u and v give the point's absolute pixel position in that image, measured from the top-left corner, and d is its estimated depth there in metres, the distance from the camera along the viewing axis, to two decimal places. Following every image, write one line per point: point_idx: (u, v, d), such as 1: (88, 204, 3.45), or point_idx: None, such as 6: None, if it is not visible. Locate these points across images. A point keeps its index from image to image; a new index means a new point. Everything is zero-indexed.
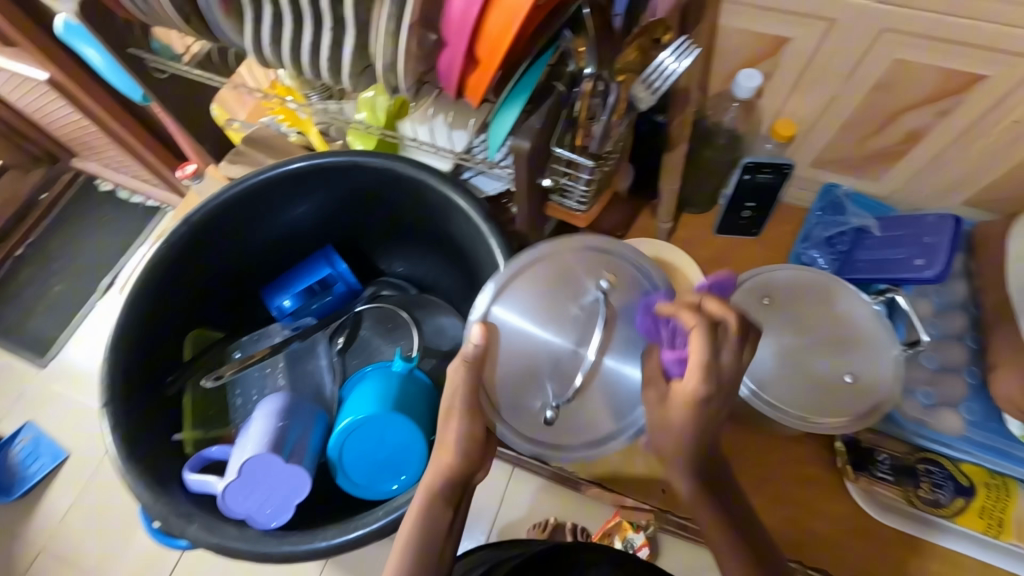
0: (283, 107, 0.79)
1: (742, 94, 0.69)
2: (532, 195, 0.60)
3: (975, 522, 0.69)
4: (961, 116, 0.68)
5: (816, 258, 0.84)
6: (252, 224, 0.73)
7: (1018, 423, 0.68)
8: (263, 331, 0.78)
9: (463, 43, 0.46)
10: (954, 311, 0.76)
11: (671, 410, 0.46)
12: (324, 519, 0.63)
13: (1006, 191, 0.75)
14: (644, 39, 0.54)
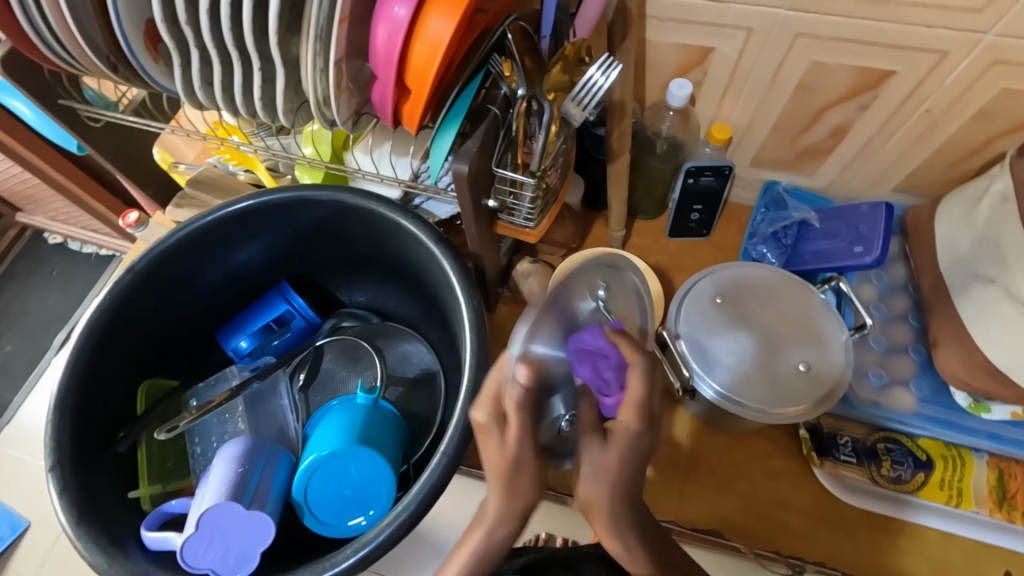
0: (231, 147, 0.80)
1: (676, 102, 0.72)
2: (480, 216, 0.61)
3: (936, 494, 0.71)
4: (879, 109, 0.72)
5: (766, 254, 0.87)
6: (199, 266, 0.71)
7: (964, 394, 0.72)
8: (220, 375, 0.76)
9: (391, 75, 0.47)
10: (897, 294, 0.80)
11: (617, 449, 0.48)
12: (292, 565, 0.61)
13: (931, 176, 0.79)
14: (569, 60, 0.56)
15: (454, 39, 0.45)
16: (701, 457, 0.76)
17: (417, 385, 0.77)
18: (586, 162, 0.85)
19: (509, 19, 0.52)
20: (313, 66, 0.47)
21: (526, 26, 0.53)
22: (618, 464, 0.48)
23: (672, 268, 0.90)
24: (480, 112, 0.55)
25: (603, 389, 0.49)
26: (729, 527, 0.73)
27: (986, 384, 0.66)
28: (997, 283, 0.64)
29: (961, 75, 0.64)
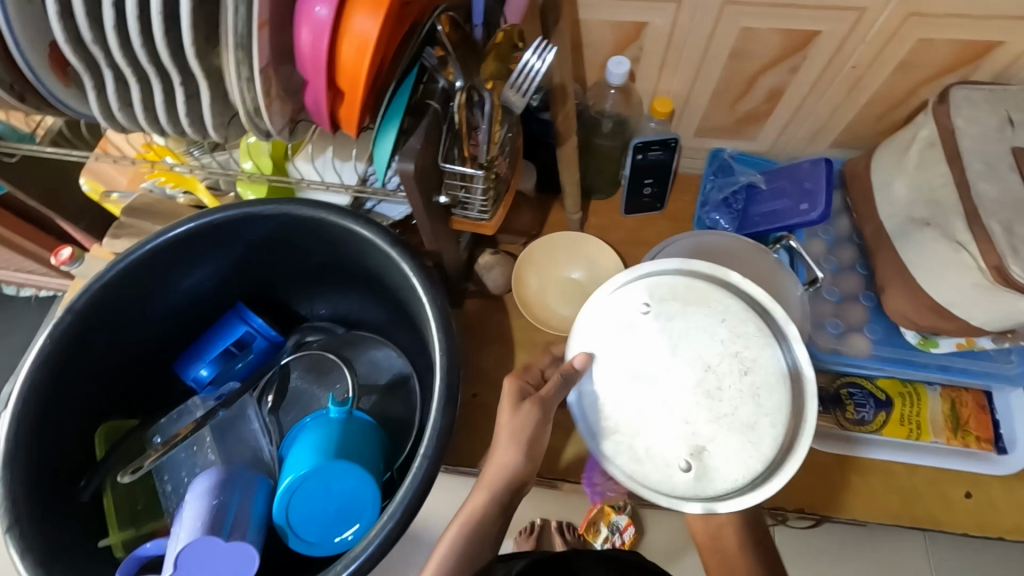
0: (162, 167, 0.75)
1: (616, 80, 0.73)
2: (433, 214, 0.60)
3: (898, 430, 0.76)
4: (809, 69, 0.74)
5: (719, 221, 0.89)
6: (145, 297, 0.68)
7: (913, 332, 0.76)
8: (181, 407, 0.70)
9: (321, 77, 0.45)
10: (844, 245, 0.84)
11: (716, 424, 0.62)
12: None
13: (863, 128, 0.82)
14: (503, 47, 0.54)
15: (382, 36, 0.44)
16: None
17: (392, 391, 0.76)
18: (535, 149, 0.86)
19: (437, 10, 0.50)
20: (237, 77, 0.45)
21: (456, 16, 0.52)
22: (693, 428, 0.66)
23: (631, 244, 0.92)
24: (419, 108, 0.54)
25: None
26: None
27: (932, 319, 0.70)
28: (933, 225, 0.67)
29: (880, 30, 0.66)
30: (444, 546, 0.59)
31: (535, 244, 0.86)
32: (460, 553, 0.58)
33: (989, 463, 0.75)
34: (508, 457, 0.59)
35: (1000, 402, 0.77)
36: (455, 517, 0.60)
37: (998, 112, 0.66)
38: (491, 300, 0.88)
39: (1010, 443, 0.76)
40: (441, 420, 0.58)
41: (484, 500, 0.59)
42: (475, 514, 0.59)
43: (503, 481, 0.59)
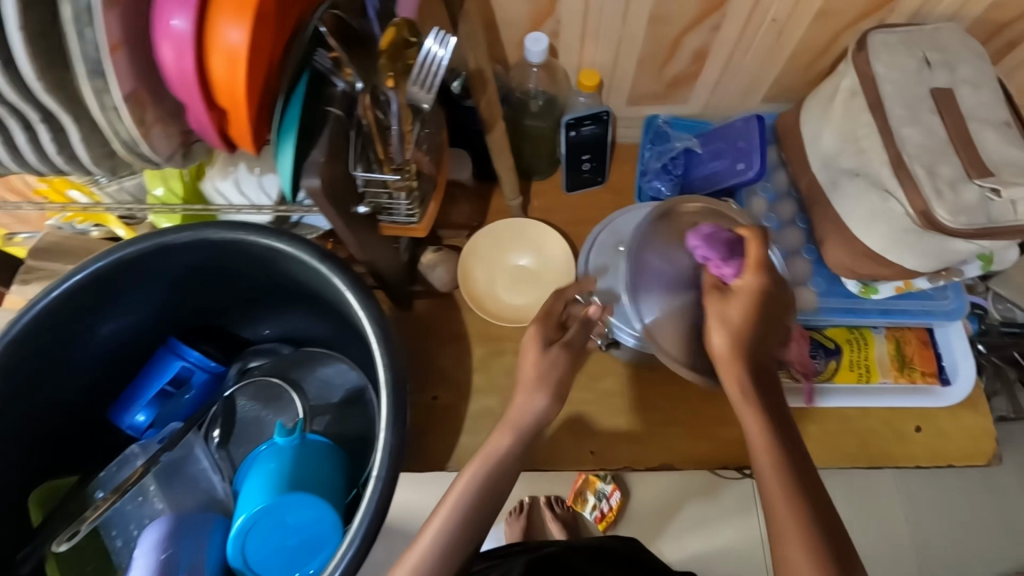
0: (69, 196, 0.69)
1: (535, 58, 0.70)
2: (356, 226, 0.56)
3: (849, 375, 0.78)
4: (730, 27, 0.72)
5: (660, 188, 0.87)
6: (64, 348, 0.63)
7: (854, 282, 0.78)
8: (122, 457, 0.66)
9: (197, 100, 0.41)
10: (784, 200, 0.84)
11: (731, 304, 0.55)
12: None
13: (790, 81, 0.82)
14: (396, 39, 0.49)
15: (256, 46, 0.40)
16: (642, 409, 0.80)
17: (346, 408, 0.72)
18: (465, 136, 0.82)
19: (321, 9, 0.46)
20: (101, 109, 0.41)
21: (343, 15, 0.49)
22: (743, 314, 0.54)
23: (576, 223, 0.90)
24: (320, 115, 0.50)
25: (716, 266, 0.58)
26: (675, 458, 0.77)
27: (870, 267, 0.71)
28: (862, 174, 0.67)
29: None
30: (462, 483, 0.55)
31: (479, 232, 0.85)
32: (482, 484, 0.55)
33: (935, 395, 0.78)
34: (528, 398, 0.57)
35: (941, 337, 0.81)
36: (473, 458, 0.56)
37: (915, 54, 0.65)
38: (440, 298, 0.85)
39: (952, 373, 0.79)
40: (392, 437, 0.57)
41: (508, 441, 0.56)
42: (499, 454, 0.56)
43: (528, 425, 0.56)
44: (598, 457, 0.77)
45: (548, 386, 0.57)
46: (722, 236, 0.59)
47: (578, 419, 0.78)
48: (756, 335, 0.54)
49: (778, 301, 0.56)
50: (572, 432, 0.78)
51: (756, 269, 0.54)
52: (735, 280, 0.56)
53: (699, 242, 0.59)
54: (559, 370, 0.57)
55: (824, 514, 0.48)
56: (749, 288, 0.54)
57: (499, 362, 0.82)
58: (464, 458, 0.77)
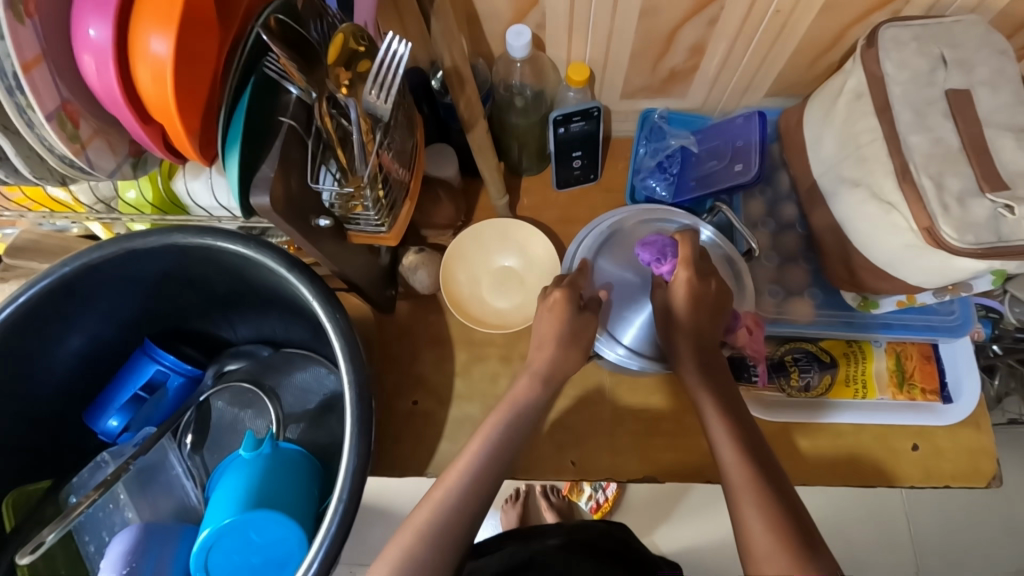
0: (39, 195, 0.64)
1: (518, 54, 0.66)
2: (321, 238, 0.53)
3: (843, 390, 0.75)
4: (729, 20, 0.67)
5: (655, 187, 0.83)
6: (33, 354, 0.62)
7: (854, 294, 0.74)
8: (95, 462, 0.66)
9: (127, 116, 0.39)
10: (784, 202, 0.79)
11: (675, 292, 0.63)
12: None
13: (796, 76, 0.76)
14: (348, 42, 0.47)
15: (184, 57, 0.38)
16: (626, 419, 0.77)
17: (320, 417, 0.70)
18: (448, 132, 0.79)
19: (264, 11, 0.43)
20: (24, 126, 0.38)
21: (287, 18, 0.45)
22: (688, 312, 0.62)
23: (565, 222, 0.87)
24: (272, 127, 0.46)
25: (654, 263, 0.66)
26: (656, 470, 0.75)
27: (869, 280, 0.67)
28: (863, 184, 0.63)
29: None
30: (486, 428, 0.60)
31: (463, 234, 0.81)
32: (501, 431, 0.60)
33: (935, 414, 0.74)
34: (546, 352, 0.64)
35: (946, 353, 0.77)
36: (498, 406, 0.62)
37: (929, 52, 0.60)
38: (422, 300, 0.83)
39: (954, 391, 0.75)
40: (357, 458, 0.56)
41: (531, 380, 0.63)
42: (520, 399, 0.62)
43: (525, 414, 0.61)
44: (579, 467, 0.75)
45: (568, 342, 0.64)
46: (659, 241, 0.67)
47: (560, 428, 0.76)
48: (701, 322, 0.62)
49: (714, 293, 0.63)
50: (554, 440, 0.76)
51: (685, 263, 0.63)
52: (671, 277, 0.64)
53: (639, 248, 0.67)
54: (576, 330, 0.64)
55: (775, 478, 0.53)
56: (685, 280, 0.62)
57: (481, 368, 0.80)
58: (443, 463, 0.76)
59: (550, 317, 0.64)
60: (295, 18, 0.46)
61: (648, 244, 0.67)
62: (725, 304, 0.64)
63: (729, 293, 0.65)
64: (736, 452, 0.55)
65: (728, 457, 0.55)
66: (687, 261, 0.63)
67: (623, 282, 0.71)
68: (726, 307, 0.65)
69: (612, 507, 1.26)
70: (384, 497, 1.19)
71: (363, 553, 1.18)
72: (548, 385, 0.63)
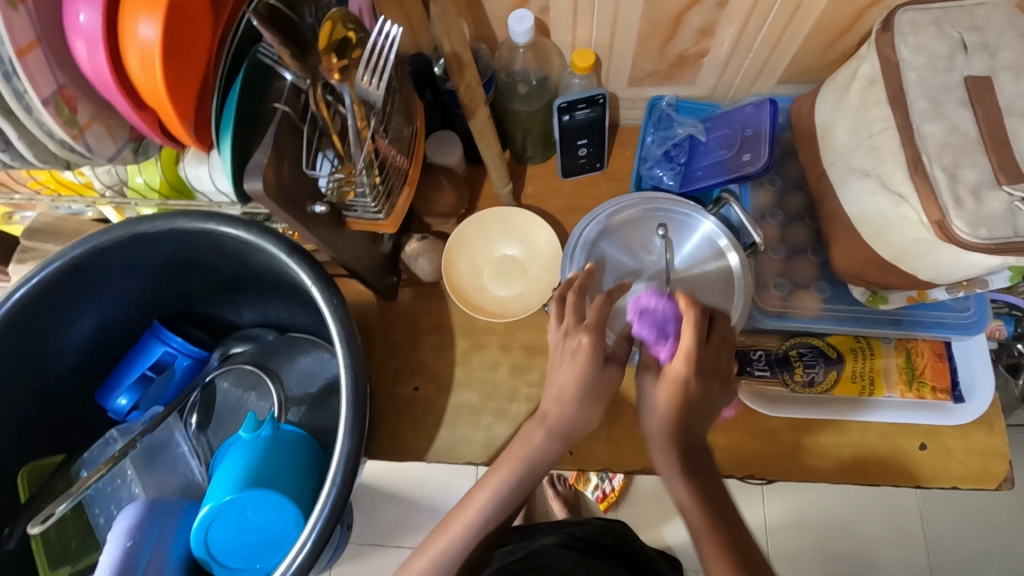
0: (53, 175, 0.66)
1: (520, 39, 0.65)
2: (316, 225, 0.53)
3: (850, 387, 0.73)
4: (739, 3, 0.65)
5: (661, 177, 0.81)
6: (44, 333, 0.64)
7: (862, 289, 0.72)
8: (104, 438, 0.69)
9: (121, 101, 0.40)
10: (794, 192, 0.77)
11: (662, 387, 0.53)
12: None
13: (811, 61, 0.74)
14: (340, 25, 0.48)
15: (172, 42, 0.38)
16: (627, 410, 0.76)
17: (322, 400, 0.71)
18: (450, 119, 0.78)
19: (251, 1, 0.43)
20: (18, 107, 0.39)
21: (277, 4, 0.45)
22: (667, 407, 0.53)
23: (570, 211, 0.86)
24: (266, 113, 0.47)
25: (651, 339, 0.55)
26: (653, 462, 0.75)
27: (878, 273, 0.65)
28: (874, 175, 0.60)
29: None
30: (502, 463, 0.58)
31: (463, 224, 0.81)
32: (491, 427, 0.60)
33: (946, 413, 0.72)
34: (563, 408, 0.56)
35: (959, 351, 0.74)
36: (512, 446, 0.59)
37: (948, 36, 0.58)
38: (425, 288, 0.83)
39: (967, 390, 0.73)
40: (350, 442, 0.56)
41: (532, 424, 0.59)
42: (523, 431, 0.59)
43: None
44: (577, 457, 0.75)
45: (589, 399, 0.55)
46: (660, 311, 0.55)
47: None
48: (684, 424, 0.53)
49: (711, 394, 0.54)
50: None
51: (686, 358, 0.51)
52: (667, 364, 0.54)
53: (634, 322, 0.55)
54: (599, 386, 0.56)
55: (732, 523, 0.53)
56: (678, 377, 0.52)
57: (481, 356, 0.80)
58: (442, 449, 0.77)
59: (567, 363, 0.56)
60: (286, 3, 0.46)
61: (644, 314, 0.54)
62: (719, 407, 0.56)
63: (725, 392, 0.56)
64: (689, 492, 0.53)
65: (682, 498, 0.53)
66: (694, 353, 0.51)
67: (627, 269, 0.72)
68: (717, 406, 0.55)
69: (618, 497, 1.26)
70: (392, 481, 1.21)
71: (369, 536, 1.20)
72: (565, 441, 0.58)
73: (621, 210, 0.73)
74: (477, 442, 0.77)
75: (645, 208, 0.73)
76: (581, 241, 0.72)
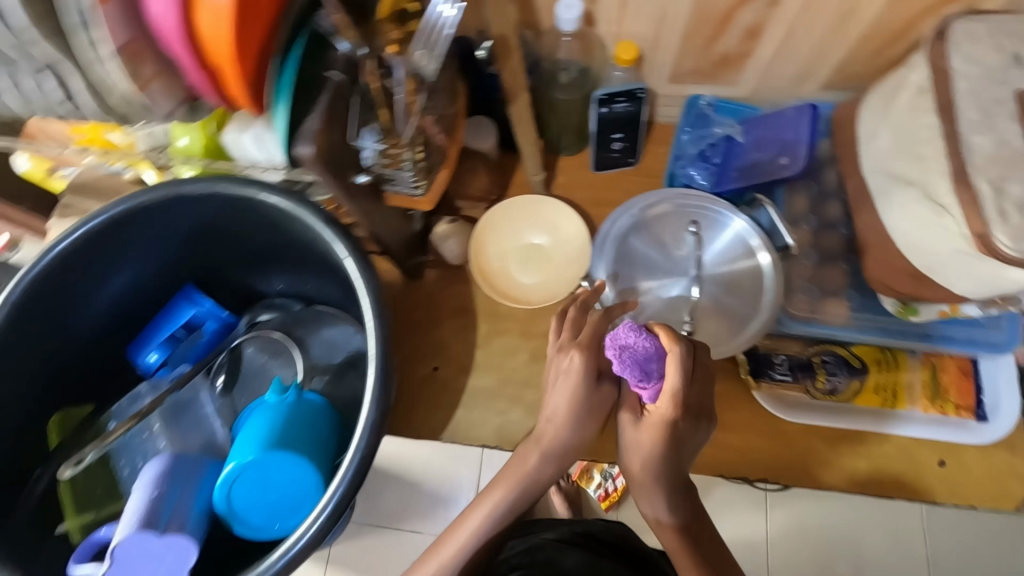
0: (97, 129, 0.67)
1: (567, 26, 0.65)
2: (357, 196, 0.55)
3: (871, 398, 0.73)
4: (790, 4, 0.65)
5: (695, 176, 0.81)
6: (83, 285, 0.65)
7: (892, 300, 0.71)
8: (134, 392, 0.71)
9: (186, 58, 0.41)
10: (830, 199, 0.76)
11: (644, 431, 0.48)
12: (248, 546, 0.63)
13: (856, 67, 0.73)
14: None
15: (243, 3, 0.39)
16: None
17: (344, 371, 0.72)
18: (488, 103, 0.79)
19: None
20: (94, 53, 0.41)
21: None
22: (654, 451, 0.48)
23: (599, 204, 0.86)
24: (319, 80, 0.49)
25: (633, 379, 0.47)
26: None
27: (911, 285, 0.65)
28: (916, 185, 0.60)
29: None
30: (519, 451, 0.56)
31: (493, 209, 0.82)
32: None
33: (967, 431, 0.72)
34: (558, 433, 0.52)
35: (988, 370, 0.73)
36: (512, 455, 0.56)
37: (1005, 47, 0.57)
38: (450, 270, 0.84)
39: (992, 410, 0.72)
40: (375, 411, 0.57)
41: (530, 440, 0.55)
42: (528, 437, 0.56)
43: None
44: None
45: (583, 419, 0.51)
46: (643, 349, 0.47)
47: None
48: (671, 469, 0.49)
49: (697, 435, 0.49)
50: None
51: (674, 401, 0.46)
52: (650, 403, 0.48)
53: (615, 361, 0.47)
54: (591, 407, 0.51)
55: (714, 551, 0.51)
56: (664, 419, 0.47)
57: (501, 341, 0.81)
58: (458, 429, 0.78)
59: (560, 387, 0.51)
60: None
61: (624, 351, 0.47)
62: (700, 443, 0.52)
63: (709, 433, 0.52)
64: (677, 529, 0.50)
65: (670, 524, 0.50)
66: (681, 393, 0.46)
67: (656, 265, 0.73)
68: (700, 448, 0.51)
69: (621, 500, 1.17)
70: None
71: None
72: (562, 463, 0.54)
73: (654, 205, 0.73)
74: (493, 426, 0.78)
75: (678, 204, 0.73)
76: (611, 234, 0.73)
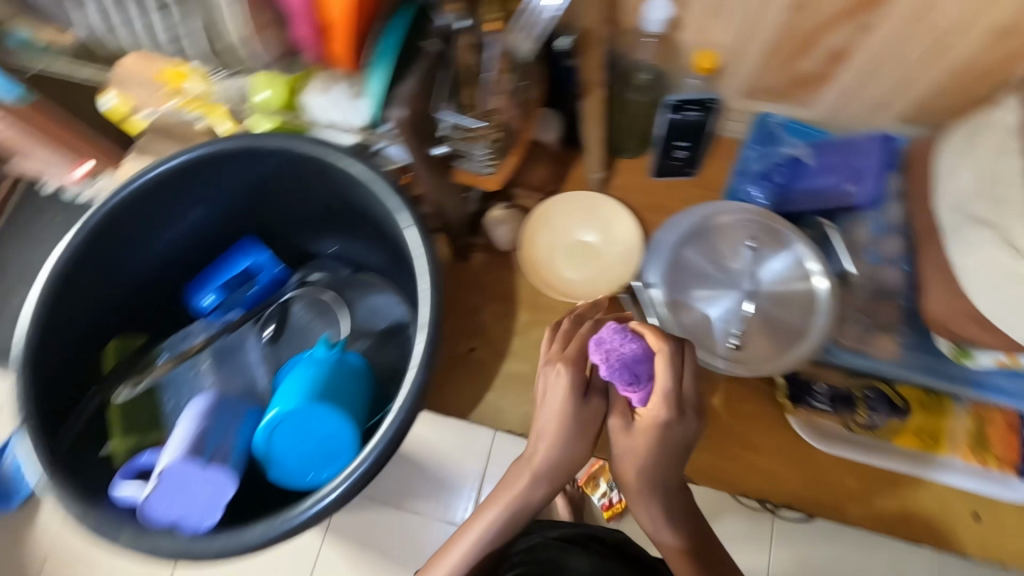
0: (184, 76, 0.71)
1: (654, 26, 0.68)
2: (431, 165, 0.58)
3: (910, 439, 0.72)
4: (882, 31, 0.64)
5: (754, 194, 0.81)
6: (155, 220, 0.68)
7: (946, 341, 0.69)
8: (186, 330, 0.74)
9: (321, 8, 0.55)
10: (891, 235, 0.73)
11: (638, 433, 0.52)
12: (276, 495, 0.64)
13: (938, 102, 0.72)
14: None
15: None
16: None
17: (385, 339, 0.73)
18: (558, 96, 0.79)
19: None
20: None
21: None
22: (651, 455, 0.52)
23: (653, 210, 0.85)
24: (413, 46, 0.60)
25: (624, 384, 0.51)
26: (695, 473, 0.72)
27: (972, 329, 0.63)
28: (993, 227, 0.58)
29: None
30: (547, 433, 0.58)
31: (548, 201, 0.83)
32: None
33: (1005, 487, 0.70)
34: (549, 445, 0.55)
35: None
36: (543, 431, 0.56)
37: None
38: (497, 256, 0.85)
39: None
40: (421, 375, 0.56)
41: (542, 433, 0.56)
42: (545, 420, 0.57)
43: None
44: None
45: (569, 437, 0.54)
46: (632, 353, 0.51)
47: None
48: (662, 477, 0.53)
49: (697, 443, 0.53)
50: None
51: (662, 402, 0.50)
52: (639, 406, 0.52)
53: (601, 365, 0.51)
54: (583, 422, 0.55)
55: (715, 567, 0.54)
56: (654, 421, 0.50)
57: (539, 333, 0.82)
58: (486, 414, 0.78)
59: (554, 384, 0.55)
60: None
61: (614, 357, 0.51)
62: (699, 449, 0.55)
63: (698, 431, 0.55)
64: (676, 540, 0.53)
65: (673, 535, 0.53)
66: (672, 397, 0.50)
67: (708, 275, 0.73)
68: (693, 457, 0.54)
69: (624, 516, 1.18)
70: None
71: None
72: (551, 485, 0.56)
73: (713, 215, 0.74)
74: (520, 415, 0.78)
75: (738, 217, 0.73)
76: (666, 239, 0.73)
